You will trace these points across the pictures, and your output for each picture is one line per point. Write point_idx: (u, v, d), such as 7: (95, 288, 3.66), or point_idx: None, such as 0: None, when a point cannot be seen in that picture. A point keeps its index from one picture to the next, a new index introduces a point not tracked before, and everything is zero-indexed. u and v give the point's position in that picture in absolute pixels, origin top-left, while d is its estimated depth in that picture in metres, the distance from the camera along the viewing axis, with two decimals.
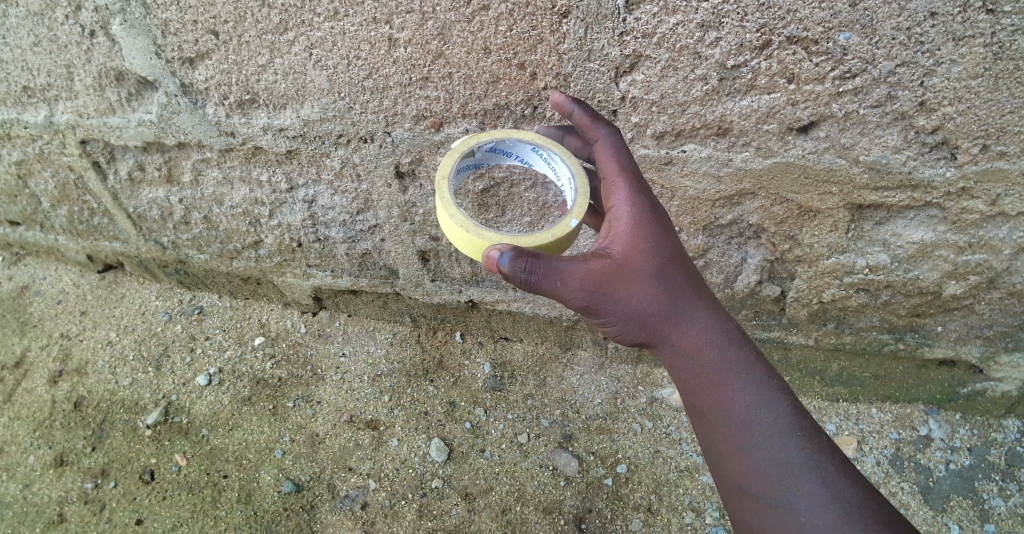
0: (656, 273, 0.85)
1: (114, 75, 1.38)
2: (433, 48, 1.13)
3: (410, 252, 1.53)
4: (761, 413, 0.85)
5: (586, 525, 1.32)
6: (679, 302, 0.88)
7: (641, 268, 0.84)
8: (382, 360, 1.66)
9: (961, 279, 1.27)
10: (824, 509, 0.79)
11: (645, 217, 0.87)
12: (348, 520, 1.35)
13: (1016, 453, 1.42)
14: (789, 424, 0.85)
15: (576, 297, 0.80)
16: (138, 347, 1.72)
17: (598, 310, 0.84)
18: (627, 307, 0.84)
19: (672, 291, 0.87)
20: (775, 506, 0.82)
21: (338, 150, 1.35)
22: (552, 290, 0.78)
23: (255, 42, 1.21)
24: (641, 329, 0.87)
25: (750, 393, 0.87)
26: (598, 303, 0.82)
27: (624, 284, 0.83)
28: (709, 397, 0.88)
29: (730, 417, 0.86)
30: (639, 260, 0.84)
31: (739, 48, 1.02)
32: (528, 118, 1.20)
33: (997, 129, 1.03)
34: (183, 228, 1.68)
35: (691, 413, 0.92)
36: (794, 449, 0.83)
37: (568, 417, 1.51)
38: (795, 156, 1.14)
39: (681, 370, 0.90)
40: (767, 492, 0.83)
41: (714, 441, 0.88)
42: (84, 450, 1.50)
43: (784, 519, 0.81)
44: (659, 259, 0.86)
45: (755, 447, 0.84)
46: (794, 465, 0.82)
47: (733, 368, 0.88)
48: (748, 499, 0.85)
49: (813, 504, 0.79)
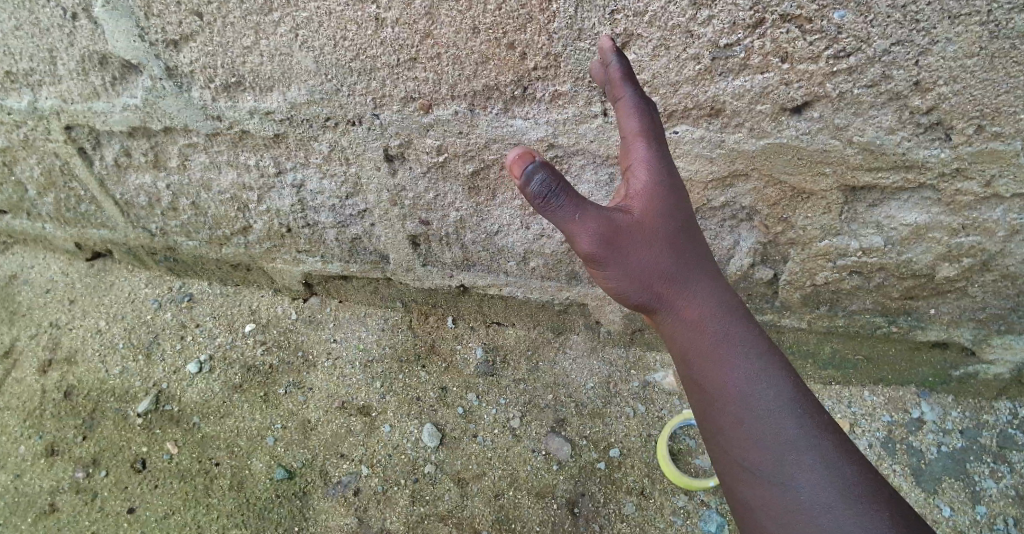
0: (665, 233, 0.85)
1: (98, 59, 1.35)
2: (421, 28, 1.11)
3: (401, 236, 1.51)
4: (760, 389, 0.82)
5: (580, 509, 1.31)
6: (683, 267, 0.86)
7: (653, 224, 0.84)
8: (374, 346, 1.65)
9: (954, 261, 1.26)
10: (824, 487, 0.75)
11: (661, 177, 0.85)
12: (341, 506, 1.34)
13: (1008, 435, 1.42)
14: (791, 403, 0.81)
15: (588, 235, 0.80)
16: (128, 335, 1.71)
17: (606, 260, 0.83)
18: (633, 260, 0.83)
19: (678, 254, 0.86)
20: (773, 484, 0.78)
21: (326, 133, 1.33)
22: (564, 219, 0.80)
23: (240, 23, 1.19)
24: (643, 288, 0.86)
25: (751, 367, 0.83)
26: (607, 249, 0.82)
27: (634, 236, 0.83)
28: (710, 367, 0.85)
29: (730, 389, 0.83)
30: (651, 215, 0.84)
31: (732, 26, 1.01)
32: (518, 99, 1.18)
33: (992, 109, 1.02)
34: (171, 214, 1.66)
35: (687, 384, 0.89)
36: (796, 427, 0.80)
37: (561, 402, 1.50)
38: (788, 137, 1.13)
39: (682, 337, 0.87)
40: (765, 469, 0.79)
41: (711, 415, 0.85)
42: (75, 440, 1.49)
43: (781, 498, 0.77)
44: (669, 220, 0.85)
45: (755, 421, 0.81)
46: (795, 444, 0.79)
47: (735, 340, 0.85)
48: (744, 477, 0.81)
49: (812, 484, 0.76)
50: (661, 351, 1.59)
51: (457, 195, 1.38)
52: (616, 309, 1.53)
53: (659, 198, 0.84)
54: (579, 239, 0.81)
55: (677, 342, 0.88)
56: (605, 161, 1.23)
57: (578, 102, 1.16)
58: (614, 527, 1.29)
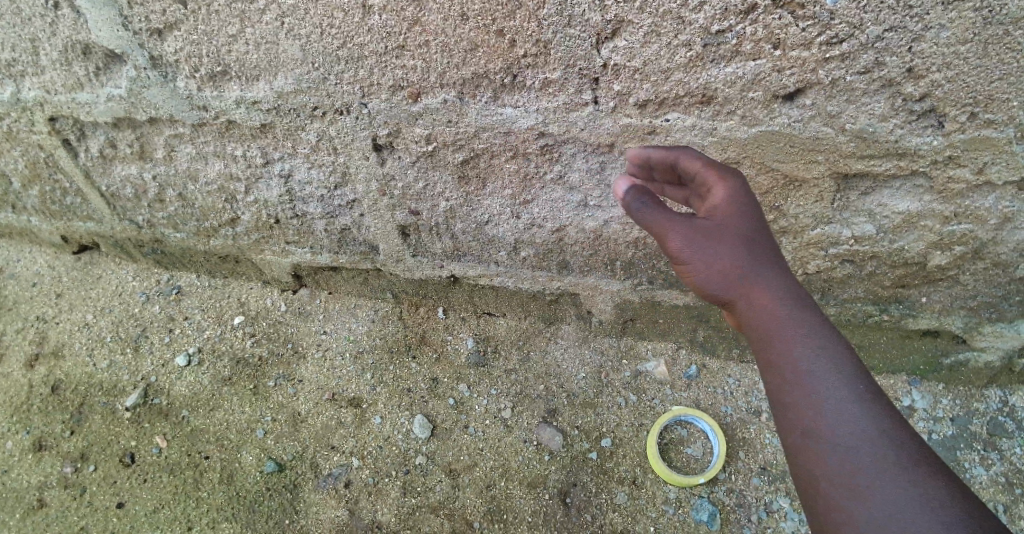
0: (751, 233, 0.84)
1: (81, 48, 1.33)
2: (409, 15, 1.09)
3: (390, 226, 1.50)
4: (846, 403, 0.75)
5: (572, 499, 1.31)
6: (768, 265, 0.83)
7: (735, 223, 0.84)
8: (364, 337, 1.64)
9: (946, 249, 1.26)
10: (886, 461, 0.71)
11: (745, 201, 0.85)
12: (332, 499, 1.33)
13: (998, 422, 1.42)
14: (857, 384, 0.77)
15: (677, 232, 0.83)
16: (116, 329, 1.69)
17: (689, 255, 0.83)
18: (713, 254, 0.82)
19: (760, 254, 0.83)
20: (836, 456, 0.74)
21: (314, 123, 1.31)
22: (653, 218, 0.84)
23: (225, 11, 1.17)
24: (723, 284, 0.83)
25: (823, 355, 0.78)
26: (692, 245, 0.83)
27: (717, 232, 0.83)
28: (785, 359, 0.79)
29: (803, 377, 0.78)
30: (733, 216, 0.84)
31: (724, 12, 1.00)
32: (507, 87, 1.17)
33: (985, 96, 1.01)
34: (158, 206, 1.64)
35: (767, 388, 0.82)
36: (862, 407, 0.75)
37: (552, 392, 1.50)
38: (780, 125, 1.12)
39: (759, 335, 0.82)
40: (829, 443, 0.75)
41: (786, 408, 0.79)
42: (63, 434, 1.47)
43: (843, 472, 0.73)
44: (755, 238, 0.83)
45: (823, 399, 0.76)
46: (858, 421, 0.75)
47: (814, 334, 0.80)
48: (807, 453, 0.76)
49: (872, 457, 0.72)
50: (653, 341, 1.58)
51: (446, 184, 1.37)
52: (608, 299, 1.52)
53: (742, 203, 0.85)
54: (667, 237, 0.83)
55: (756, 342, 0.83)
56: (596, 149, 1.23)
57: (569, 89, 1.15)
58: (606, 517, 1.28)
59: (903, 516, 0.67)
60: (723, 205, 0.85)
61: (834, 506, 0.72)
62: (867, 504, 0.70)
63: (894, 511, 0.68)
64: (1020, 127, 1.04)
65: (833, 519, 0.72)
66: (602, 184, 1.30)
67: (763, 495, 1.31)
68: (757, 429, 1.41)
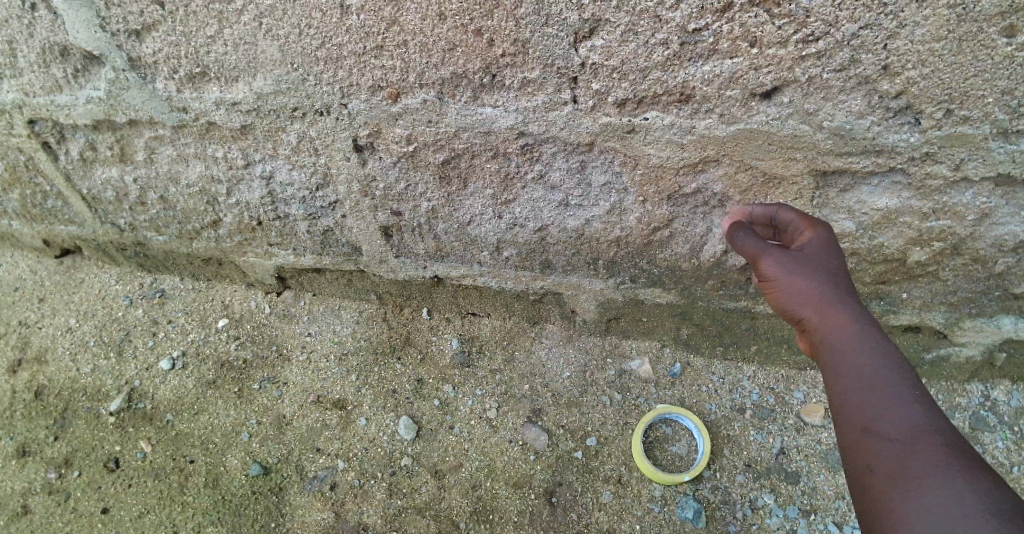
0: (841, 269, 0.86)
1: (58, 50, 1.32)
2: (387, 15, 1.09)
3: (373, 227, 1.50)
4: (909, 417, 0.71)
5: (557, 499, 1.31)
6: (851, 294, 0.83)
7: (826, 257, 0.87)
8: (349, 339, 1.64)
9: (926, 245, 1.26)
10: (943, 455, 0.66)
11: (834, 247, 0.89)
12: (318, 501, 1.33)
13: (979, 417, 1.43)
14: (921, 394, 0.73)
15: (771, 256, 0.87)
16: (99, 333, 1.68)
17: (778, 276, 0.86)
18: (799, 274, 0.85)
19: (844, 285, 0.84)
20: (890, 449, 0.69)
21: (294, 124, 1.30)
22: (749, 243, 0.90)
23: (203, 12, 1.16)
24: (802, 305, 0.84)
25: (894, 371, 0.75)
26: (783, 268, 0.86)
27: (808, 260, 0.86)
28: (851, 367, 0.77)
29: (870, 388, 0.75)
30: (825, 252, 0.87)
31: (700, 11, 1.00)
32: (487, 86, 1.17)
33: (960, 93, 1.01)
34: (140, 209, 1.63)
35: (833, 405, 0.79)
36: (926, 413, 0.71)
37: (537, 392, 1.50)
38: (758, 122, 1.12)
39: (829, 350, 0.81)
40: (886, 438, 0.70)
41: (847, 415, 0.75)
42: (46, 440, 1.46)
43: (897, 463, 0.68)
44: (839, 277, 0.85)
45: (884, 399, 0.73)
46: (916, 420, 0.70)
47: (885, 351, 0.77)
48: (863, 451, 0.72)
49: (929, 450, 0.67)
50: (637, 339, 1.59)
51: (428, 185, 1.37)
52: (592, 298, 1.53)
53: (835, 248, 0.89)
54: (760, 260, 0.88)
55: (827, 359, 0.81)
56: (576, 148, 1.24)
57: (548, 89, 1.15)
58: (592, 515, 1.29)
59: (953, 504, 0.61)
60: (818, 244, 0.89)
61: (885, 497, 0.67)
62: (919, 493, 0.64)
63: (944, 499, 0.62)
64: (996, 123, 1.04)
65: (884, 512, 0.66)
66: (583, 183, 1.30)
67: (747, 491, 1.31)
68: (741, 426, 1.42)
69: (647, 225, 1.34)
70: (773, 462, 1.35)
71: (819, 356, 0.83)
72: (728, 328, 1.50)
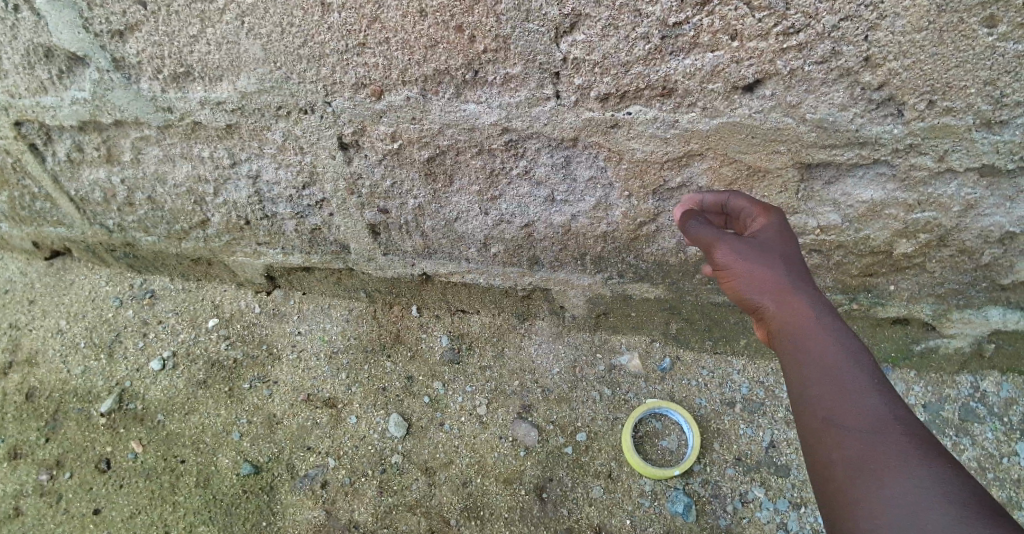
0: (795, 255, 0.86)
1: (43, 52, 1.32)
2: (368, 12, 1.09)
3: (360, 226, 1.50)
4: (869, 407, 0.70)
5: (548, 494, 1.32)
6: (808, 280, 0.83)
7: (781, 243, 0.87)
8: (338, 337, 1.64)
9: (912, 237, 1.27)
10: (908, 448, 0.66)
11: (788, 234, 0.89)
12: (308, 499, 1.33)
13: (969, 409, 1.43)
14: (882, 384, 0.73)
15: (727, 244, 0.87)
16: (89, 334, 1.68)
17: (734, 263, 0.85)
18: (756, 262, 0.84)
19: (800, 271, 0.84)
20: (856, 441, 0.68)
21: (279, 122, 1.31)
22: (705, 231, 0.90)
23: (185, 11, 1.16)
24: (760, 293, 0.83)
25: (853, 359, 0.75)
26: (739, 256, 0.86)
27: (763, 247, 0.86)
28: (812, 355, 0.77)
29: (830, 378, 0.74)
30: (780, 240, 0.88)
31: (680, 5, 1.00)
32: (469, 83, 1.17)
33: (942, 84, 1.01)
34: (128, 210, 1.63)
35: (792, 394, 0.78)
36: (889, 403, 0.71)
37: (527, 388, 1.50)
38: (741, 116, 1.12)
39: (788, 337, 0.80)
40: (852, 429, 0.70)
41: (808, 405, 0.75)
42: (38, 442, 1.45)
43: (862, 454, 0.67)
44: (795, 264, 0.85)
45: (846, 389, 0.72)
46: (880, 412, 0.70)
47: (843, 338, 0.77)
48: (827, 443, 0.71)
49: (893, 442, 0.66)
50: (626, 335, 1.59)
51: (413, 183, 1.37)
52: (580, 294, 1.53)
53: (788, 233, 0.89)
54: (715, 249, 0.88)
55: (786, 346, 0.80)
56: (560, 144, 1.24)
57: (530, 85, 1.15)
58: (582, 511, 1.29)
59: (921, 496, 0.60)
60: (772, 230, 0.89)
61: (851, 490, 0.66)
62: (886, 485, 0.63)
63: (913, 491, 0.61)
64: (978, 114, 1.04)
65: (849, 503, 0.65)
66: (568, 178, 1.30)
67: (737, 485, 1.32)
68: (731, 420, 1.42)
69: (633, 220, 1.35)
70: (763, 455, 1.36)
71: (777, 344, 0.82)
72: (717, 322, 1.50)
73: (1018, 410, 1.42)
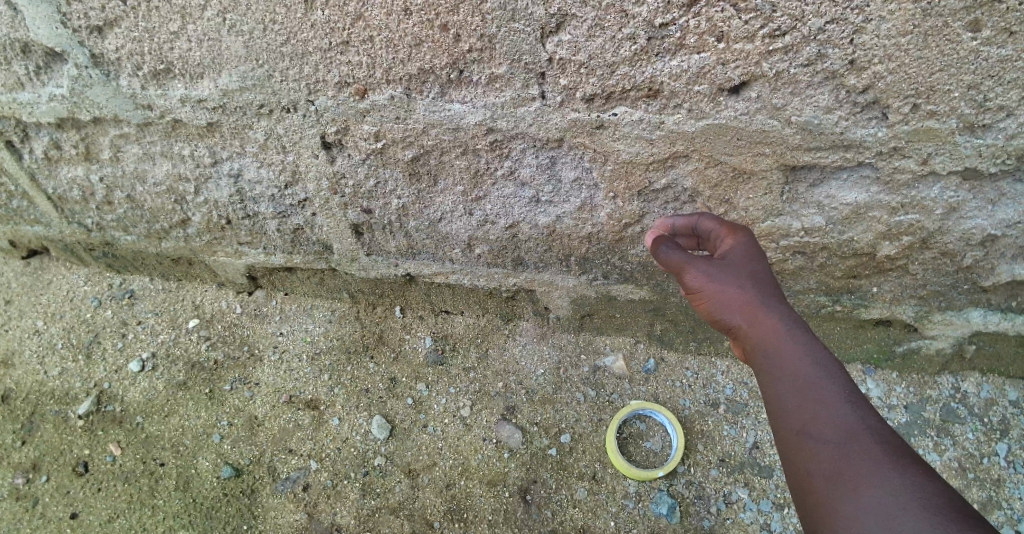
0: (764, 273, 0.86)
1: (20, 47, 1.29)
2: (351, 10, 1.07)
3: (344, 225, 1.48)
4: (842, 417, 0.70)
5: (531, 496, 1.31)
6: (777, 295, 0.83)
7: (749, 262, 0.88)
8: (321, 338, 1.62)
9: (894, 240, 1.27)
10: (881, 457, 0.66)
11: (755, 253, 0.89)
12: (290, 502, 1.31)
13: (950, 409, 1.44)
14: (855, 392, 0.73)
15: (696, 266, 0.86)
16: (67, 335, 1.65)
17: (704, 285, 0.85)
18: (724, 283, 0.84)
19: (769, 287, 0.84)
20: (829, 452, 0.68)
21: (261, 121, 1.29)
22: (674, 255, 0.89)
23: (166, 8, 1.14)
24: (732, 314, 0.83)
25: (825, 372, 0.74)
26: (709, 277, 0.86)
27: (730, 267, 0.86)
28: (785, 371, 0.76)
29: (804, 391, 0.74)
30: (749, 260, 0.88)
31: (666, 6, 0.99)
32: (455, 82, 1.16)
33: (927, 87, 1.01)
34: (107, 208, 1.60)
35: (770, 410, 0.77)
36: (861, 412, 0.71)
37: (511, 389, 1.50)
38: (726, 118, 1.12)
39: (763, 354, 0.79)
40: (826, 441, 0.69)
41: (784, 418, 0.74)
42: (13, 445, 1.42)
43: (836, 465, 0.67)
44: (765, 282, 0.85)
45: (819, 401, 0.72)
46: (852, 421, 0.70)
47: (814, 350, 0.77)
48: (803, 455, 0.71)
49: (865, 452, 0.66)
50: (611, 335, 1.59)
51: (397, 182, 1.36)
52: (564, 295, 1.53)
53: (756, 252, 0.90)
54: (685, 273, 0.87)
55: (760, 362, 0.80)
56: (545, 144, 1.23)
57: (516, 84, 1.14)
58: (566, 513, 1.28)
59: (894, 504, 0.60)
60: (741, 250, 0.90)
61: (829, 502, 0.65)
62: (861, 495, 0.63)
63: (888, 500, 0.61)
64: (961, 117, 1.04)
65: (828, 515, 0.65)
66: (553, 179, 1.29)
67: (721, 486, 1.32)
68: (715, 421, 1.42)
69: (618, 221, 1.34)
70: (746, 456, 1.36)
71: (753, 361, 0.82)
72: (701, 323, 1.50)
73: (997, 410, 1.43)
